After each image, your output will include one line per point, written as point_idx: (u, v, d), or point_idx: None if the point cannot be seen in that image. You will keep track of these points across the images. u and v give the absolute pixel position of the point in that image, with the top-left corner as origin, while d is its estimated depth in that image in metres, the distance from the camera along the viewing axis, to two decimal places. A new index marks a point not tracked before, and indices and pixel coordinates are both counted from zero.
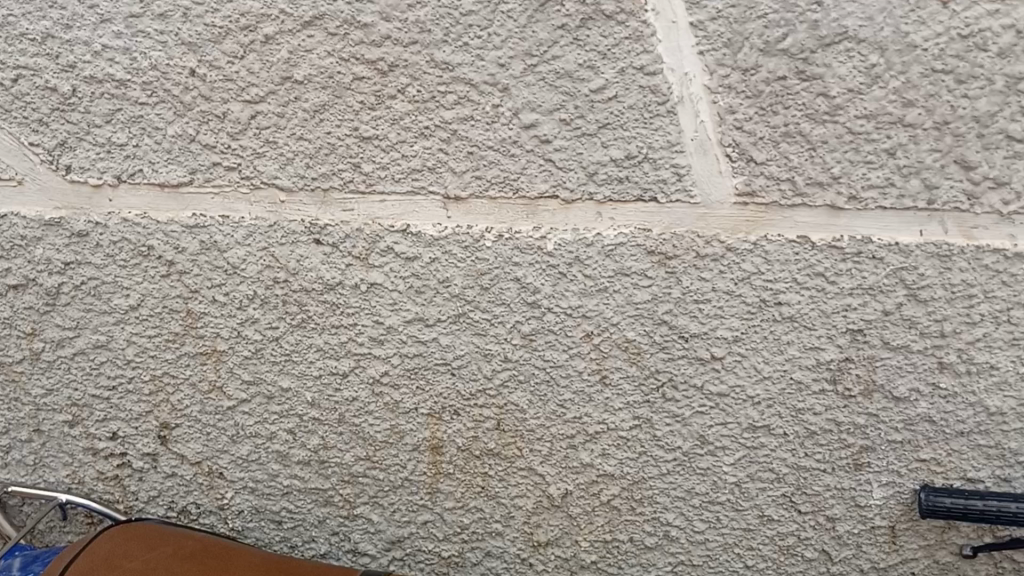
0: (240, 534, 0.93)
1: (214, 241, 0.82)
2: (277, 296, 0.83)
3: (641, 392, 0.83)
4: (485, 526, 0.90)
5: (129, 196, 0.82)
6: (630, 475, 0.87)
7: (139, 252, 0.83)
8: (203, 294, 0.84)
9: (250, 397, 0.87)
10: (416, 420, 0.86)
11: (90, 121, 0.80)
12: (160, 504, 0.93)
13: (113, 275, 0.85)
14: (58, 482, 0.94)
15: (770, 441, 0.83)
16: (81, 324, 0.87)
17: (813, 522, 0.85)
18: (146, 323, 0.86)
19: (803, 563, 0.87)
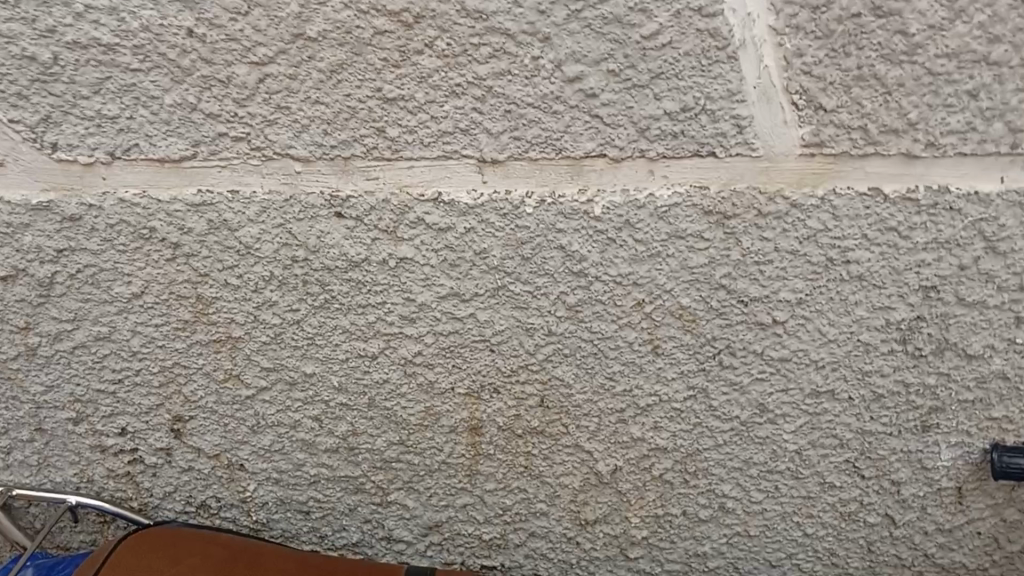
0: (265, 524, 0.92)
1: (223, 219, 0.73)
2: (296, 275, 0.76)
3: (696, 361, 0.79)
4: (528, 506, 0.89)
5: (125, 173, 0.72)
6: (683, 447, 0.87)
7: (140, 235, 0.74)
8: (214, 277, 0.76)
9: (270, 384, 0.82)
10: (452, 400, 0.82)
11: (75, 92, 0.67)
12: (177, 499, 0.90)
13: (112, 261, 0.76)
14: (65, 480, 0.91)
15: (833, 406, 0.84)
16: (80, 316, 0.79)
17: (877, 486, 0.89)
18: (151, 312, 0.79)
19: (865, 528, 0.93)
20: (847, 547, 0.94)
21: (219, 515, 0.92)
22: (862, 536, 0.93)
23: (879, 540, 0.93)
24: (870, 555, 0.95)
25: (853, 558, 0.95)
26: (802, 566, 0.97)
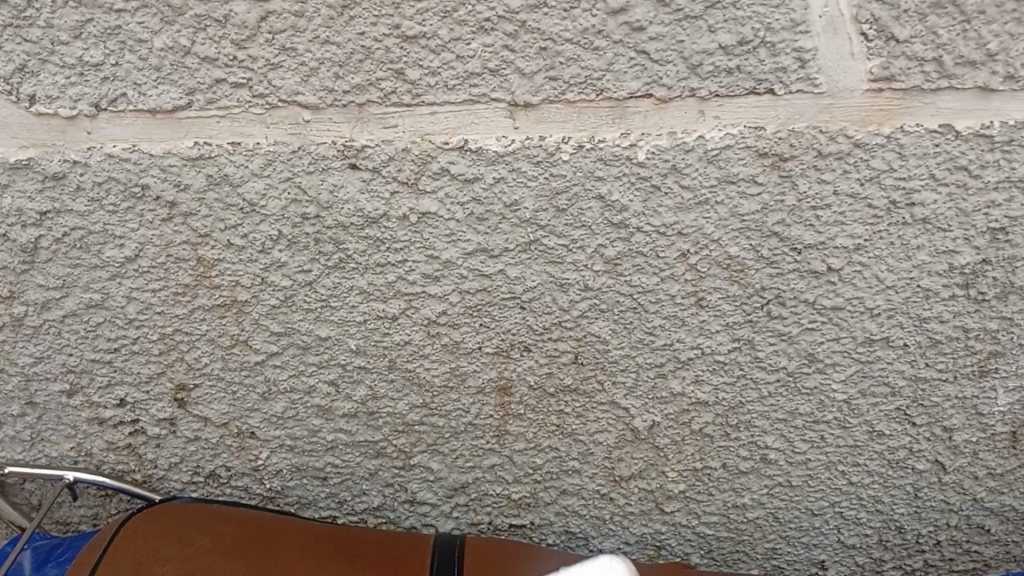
0: (281, 491, 0.94)
1: (223, 173, 0.68)
2: (306, 235, 0.71)
3: (743, 312, 0.75)
4: (560, 464, 0.90)
5: (113, 125, 0.66)
6: (725, 401, 0.83)
7: (132, 193, 0.69)
8: (216, 237, 0.71)
9: (282, 349, 0.79)
10: (481, 359, 0.80)
11: (53, 37, 0.62)
12: (184, 469, 0.92)
13: (102, 223, 0.71)
14: (61, 455, 0.92)
15: (887, 353, 0.78)
16: (68, 283, 0.75)
17: (928, 433, 0.85)
18: (148, 277, 0.74)
19: (912, 474, 0.89)
20: (894, 496, 0.91)
21: (230, 483, 0.94)
22: (909, 483, 0.90)
23: (926, 487, 0.90)
24: (917, 502, 0.92)
25: (899, 506, 0.92)
26: (847, 515, 0.93)
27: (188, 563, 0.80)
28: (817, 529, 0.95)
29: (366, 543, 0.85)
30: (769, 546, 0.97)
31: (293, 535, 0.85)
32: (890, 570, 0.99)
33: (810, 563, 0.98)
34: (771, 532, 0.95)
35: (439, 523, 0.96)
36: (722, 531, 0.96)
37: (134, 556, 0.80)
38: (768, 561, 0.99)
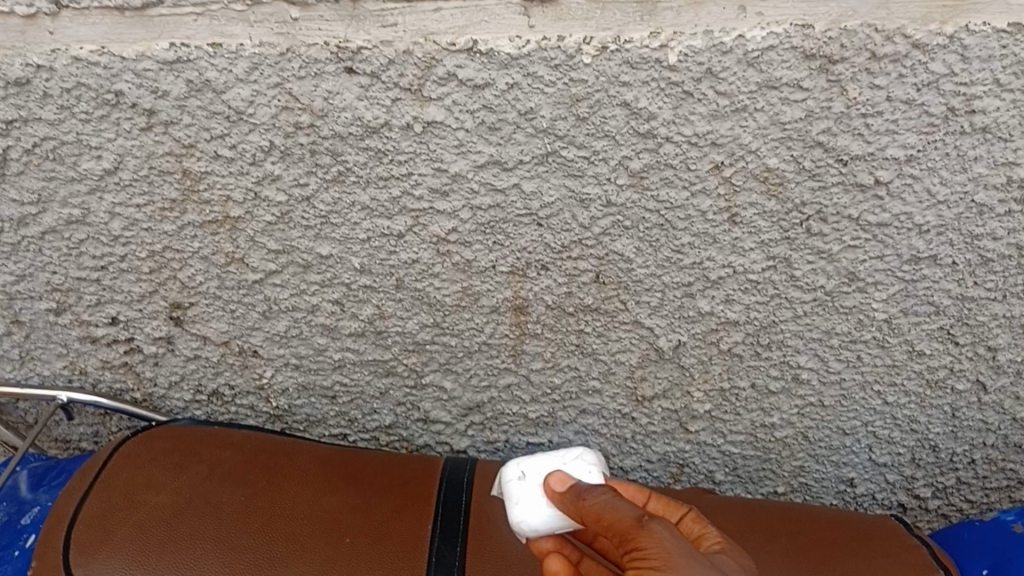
0: (289, 409, 0.91)
1: (204, 78, 0.62)
2: (300, 145, 0.65)
3: (779, 229, 0.70)
4: (580, 384, 0.85)
5: (79, 26, 0.61)
6: (758, 321, 0.78)
7: (105, 100, 0.63)
8: (202, 148, 0.66)
9: (281, 268, 0.75)
10: (494, 279, 0.75)
11: None
12: (187, 386, 0.89)
13: (75, 133, 0.66)
14: (55, 372, 0.89)
15: (934, 272, 0.73)
16: (44, 197, 0.70)
17: (971, 353, 0.80)
18: (130, 192, 0.70)
19: (952, 395, 0.84)
20: (930, 416, 0.86)
21: (234, 401, 0.91)
22: (949, 405, 0.85)
23: (965, 407, 0.85)
24: (953, 422, 0.87)
25: (935, 425, 0.87)
26: (879, 435, 0.88)
27: (183, 496, 0.79)
28: (848, 448, 0.90)
29: (350, 467, 0.85)
30: (797, 466, 0.92)
31: (287, 465, 0.84)
32: (922, 488, 0.94)
33: (840, 482, 0.94)
34: (799, 450, 0.91)
35: (454, 441, 0.93)
36: (749, 450, 0.91)
37: (127, 495, 0.78)
38: (796, 479, 0.94)
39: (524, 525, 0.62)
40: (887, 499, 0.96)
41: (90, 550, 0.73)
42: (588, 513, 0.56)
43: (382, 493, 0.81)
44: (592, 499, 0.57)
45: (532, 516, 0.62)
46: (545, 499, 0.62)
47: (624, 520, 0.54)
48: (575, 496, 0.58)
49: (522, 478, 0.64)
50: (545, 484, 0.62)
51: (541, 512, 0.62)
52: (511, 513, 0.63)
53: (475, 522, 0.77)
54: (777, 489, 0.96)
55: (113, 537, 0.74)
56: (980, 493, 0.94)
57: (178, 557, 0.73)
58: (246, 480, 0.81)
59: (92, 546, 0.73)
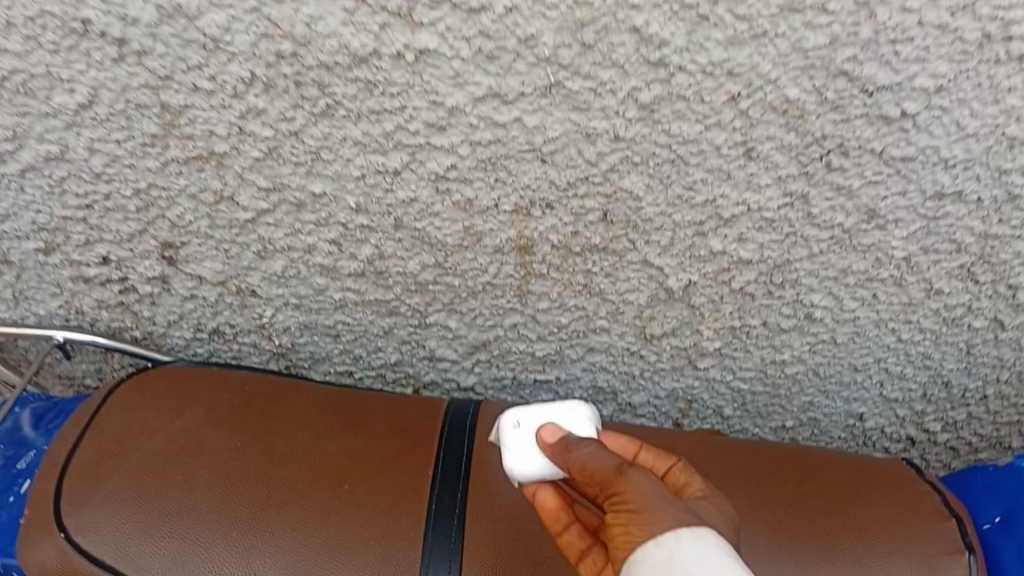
0: (292, 347, 0.87)
1: (176, 5, 0.60)
2: (283, 78, 0.63)
3: (798, 164, 0.66)
4: (587, 324, 0.82)
5: None
6: (771, 260, 0.74)
7: (72, 29, 0.61)
8: (178, 79, 0.64)
9: (274, 207, 0.73)
10: (495, 219, 0.73)
11: None
12: (187, 326, 0.85)
13: (44, 65, 0.63)
14: (50, 313, 0.85)
15: (959, 209, 0.69)
16: (21, 134, 0.68)
17: (991, 291, 0.76)
18: (109, 128, 0.67)
19: (967, 331, 0.80)
20: (945, 352, 0.82)
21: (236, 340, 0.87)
22: (963, 340, 0.81)
23: (980, 344, 0.81)
24: (968, 358, 0.83)
25: (949, 360, 0.83)
26: (891, 371, 0.84)
27: (175, 438, 0.75)
28: (859, 384, 0.86)
29: (350, 408, 0.80)
30: (807, 401, 0.88)
31: (283, 406, 0.80)
32: (931, 423, 0.90)
33: (849, 417, 0.89)
34: (809, 385, 0.86)
35: (461, 379, 0.89)
36: (758, 385, 0.87)
37: (117, 438, 0.75)
38: (805, 414, 0.89)
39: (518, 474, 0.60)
40: (896, 433, 0.91)
41: (81, 498, 0.71)
42: (573, 467, 0.54)
43: (382, 437, 0.77)
44: (576, 453, 0.55)
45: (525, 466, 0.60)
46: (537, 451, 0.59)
47: (604, 469, 0.51)
48: (563, 450, 0.56)
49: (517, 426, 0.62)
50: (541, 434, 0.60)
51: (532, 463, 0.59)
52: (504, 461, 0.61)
53: (476, 471, 0.73)
54: (786, 424, 0.91)
55: (105, 484, 0.71)
56: (990, 428, 0.90)
57: (169, 503, 0.70)
58: (242, 423, 0.77)
59: (83, 494, 0.71)
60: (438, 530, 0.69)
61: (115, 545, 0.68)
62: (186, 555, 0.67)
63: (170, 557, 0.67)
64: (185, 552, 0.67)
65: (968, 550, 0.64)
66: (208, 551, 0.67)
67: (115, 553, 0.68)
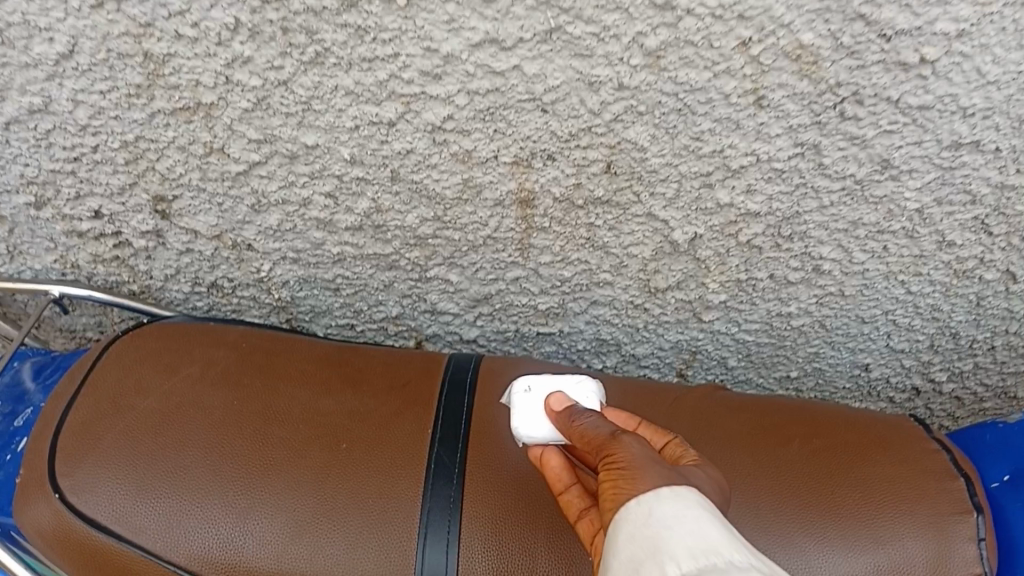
0: (293, 301, 0.85)
1: None
2: (270, 24, 0.61)
3: (810, 113, 0.64)
4: (590, 277, 0.80)
5: None
6: (780, 212, 0.72)
7: None
8: (160, 27, 0.61)
9: (266, 159, 0.71)
10: (495, 170, 0.70)
11: None
12: (185, 279, 0.83)
13: (20, 14, 0.61)
14: (46, 267, 0.83)
15: (976, 159, 0.66)
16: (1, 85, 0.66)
17: (1004, 243, 0.73)
18: (91, 78, 0.65)
19: (978, 284, 0.77)
20: (954, 304, 0.79)
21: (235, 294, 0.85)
22: (974, 293, 0.78)
23: (991, 297, 0.78)
24: (977, 310, 0.79)
25: (958, 312, 0.80)
26: (899, 323, 0.81)
27: (172, 397, 0.70)
28: (866, 335, 0.83)
29: (358, 364, 0.75)
30: (811, 352, 0.86)
31: (281, 362, 0.75)
32: (937, 372, 0.87)
33: (855, 367, 0.87)
34: (815, 337, 0.84)
35: (463, 332, 0.87)
36: (763, 337, 0.85)
37: (112, 397, 0.70)
38: (809, 364, 0.87)
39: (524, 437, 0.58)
40: (901, 383, 0.89)
41: (75, 457, 0.66)
42: (578, 439, 0.51)
43: (384, 391, 0.71)
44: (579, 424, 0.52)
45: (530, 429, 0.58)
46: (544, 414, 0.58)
47: (605, 439, 0.48)
48: (567, 419, 0.54)
49: (528, 391, 0.60)
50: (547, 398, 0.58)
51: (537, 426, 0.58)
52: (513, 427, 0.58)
53: (479, 423, 0.68)
54: (790, 374, 0.89)
55: (99, 442, 0.67)
56: (996, 378, 0.87)
57: (164, 463, 0.65)
58: (241, 380, 0.72)
59: (77, 453, 0.66)
60: (438, 486, 0.64)
61: (111, 505, 0.63)
62: (182, 516, 0.63)
63: (166, 517, 0.63)
64: (182, 512, 0.63)
65: (977, 510, 0.59)
66: (203, 512, 0.63)
67: (110, 514, 0.63)
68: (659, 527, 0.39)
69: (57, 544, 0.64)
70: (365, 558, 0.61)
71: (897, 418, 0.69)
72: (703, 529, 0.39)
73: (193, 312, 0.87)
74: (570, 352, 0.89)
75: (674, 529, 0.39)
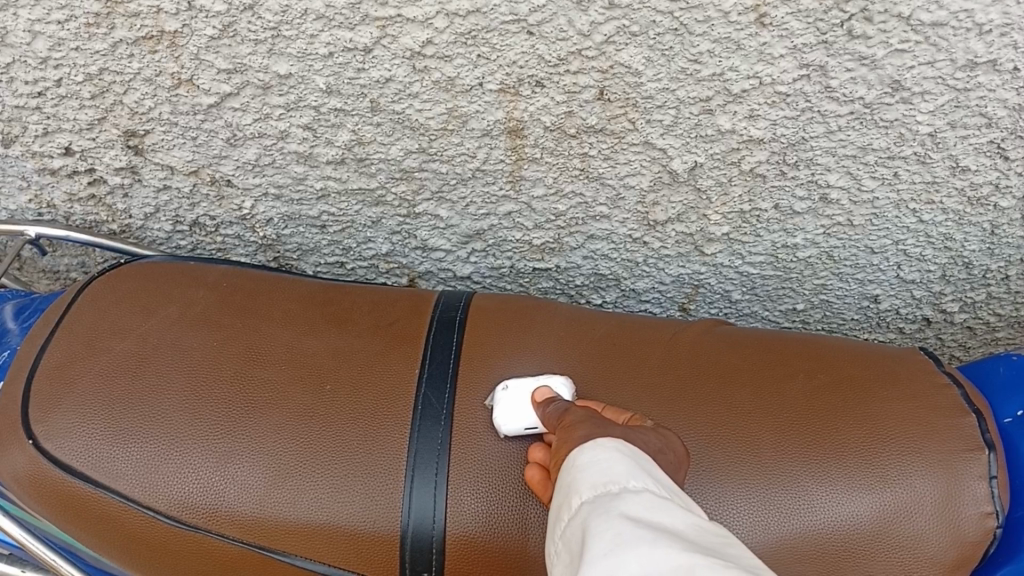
0: (277, 239, 0.81)
1: None
2: None
3: (815, 32, 0.61)
4: (586, 211, 0.77)
5: None
6: (785, 138, 0.68)
7: None
8: None
9: (238, 90, 0.67)
10: (482, 98, 0.67)
11: None
12: (164, 219, 0.79)
13: None
14: (20, 209, 0.80)
15: (991, 79, 0.63)
16: None
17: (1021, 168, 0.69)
18: (46, 7, 0.62)
19: (994, 213, 0.73)
20: (967, 234, 0.76)
21: (219, 234, 0.81)
22: (988, 221, 0.74)
23: (1006, 225, 0.74)
24: (991, 239, 0.76)
25: (972, 243, 0.76)
26: (909, 254, 0.78)
27: (148, 337, 0.63)
28: (875, 267, 0.80)
29: (349, 300, 0.68)
30: (819, 284, 0.82)
31: (262, 293, 0.68)
32: (949, 303, 0.83)
33: (863, 299, 0.84)
34: (823, 269, 0.81)
35: (456, 269, 0.84)
36: (768, 269, 0.81)
37: (85, 339, 0.63)
38: (816, 297, 0.84)
39: (512, 431, 0.56)
40: (911, 314, 0.85)
41: (48, 400, 0.60)
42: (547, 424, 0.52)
43: (373, 324, 0.65)
44: (548, 408, 0.54)
45: (523, 425, 0.56)
46: (531, 405, 0.56)
47: (567, 420, 0.50)
48: (542, 408, 0.55)
49: (505, 389, 0.58)
50: (532, 391, 0.57)
51: (533, 421, 0.56)
52: (494, 419, 0.57)
53: (469, 358, 0.62)
54: (796, 307, 0.85)
55: (73, 385, 0.60)
56: (1010, 309, 0.83)
57: (142, 404, 0.59)
58: (223, 317, 0.65)
59: (49, 398, 0.60)
60: (425, 428, 0.58)
61: (88, 452, 0.58)
62: (160, 461, 0.57)
63: (143, 462, 0.57)
64: (160, 457, 0.57)
65: (988, 447, 0.56)
66: (183, 456, 0.57)
67: (88, 463, 0.57)
68: (578, 473, 0.40)
69: (37, 493, 0.58)
70: (354, 506, 0.56)
71: (904, 351, 0.65)
72: (610, 466, 0.39)
73: (177, 251, 0.83)
74: (568, 289, 0.85)
75: (586, 472, 0.40)
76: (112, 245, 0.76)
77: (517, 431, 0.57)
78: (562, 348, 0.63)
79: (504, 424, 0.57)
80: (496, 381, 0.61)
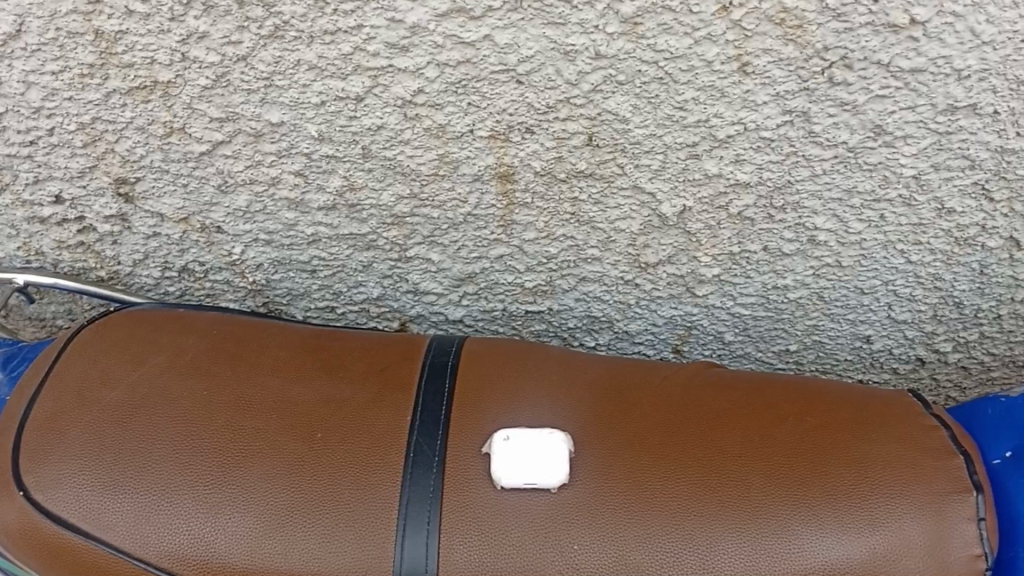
0: (267, 285, 0.81)
1: None
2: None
3: (798, 79, 0.63)
4: (577, 254, 0.77)
5: None
6: (771, 182, 0.69)
7: None
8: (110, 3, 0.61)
9: (230, 138, 0.69)
10: (471, 144, 0.69)
11: None
12: (153, 265, 0.79)
13: None
14: (10, 256, 0.80)
15: (973, 123, 0.64)
16: None
17: (1006, 210, 0.70)
18: (41, 58, 0.64)
19: (982, 253, 0.74)
20: (956, 274, 0.76)
21: (207, 280, 0.81)
22: (976, 261, 0.75)
23: (995, 265, 0.75)
24: (980, 279, 0.76)
25: (961, 283, 0.77)
26: (899, 294, 0.78)
27: (138, 386, 0.64)
28: (866, 307, 0.80)
29: (340, 346, 0.68)
30: (810, 325, 0.82)
31: (252, 340, 0.68)
32: (942, 342, 0.83)
33: (856, 339, 0.83)
34: (814, 310, 0.81)
35: (448, 313, 0.83)
36: (760, 310, 0.81)
37: (76, 389, 0.63)
38: (809, 337, 0.83)
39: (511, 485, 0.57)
40: (904, 354, 0.84)
41: (39, 450, 0.60)
42: None
43: (363, 371, 0.65)
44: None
45: (522, 480, 0.57)
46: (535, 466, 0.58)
47: None
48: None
49: (506, 439, 0.59)
50: (534, 452, 0.58)
51: (534, 479, 0.57)
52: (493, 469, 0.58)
53: (461, 404, 0.62)
54: (789, 348, 0.85)
55: (63, 436, 0.60)
56: (1004, 347, 0.83)
57: (133, 456, 0.59)
58: (213, 365, 0.65)
59: (40, 448, 0.60)
60: (417, 475, 0.58)
61: (78, 502, 0.58)
62: (151, 512, 0.57)
63: (134, 514, 0.57)
64: (152, 508, 0.57)
65: (976, 488, 0.56)
66: (174, 508, 0.57)
67: (79, 513, 0.58)
68: None
69: (26, 546, 0.58)
70: (346, 556, 0.56)
71: (893, 392, 0.65)
72: None
73: (165, 297, 0.82)
74: (560, 331, 0.85)
75: None
76: (104, 296, 0.76)
77: (517, 485, 0.57)
78: (554, 393, 0.64)
79: (504, 478, 0.57)
80: (488, 423, 0.61)
